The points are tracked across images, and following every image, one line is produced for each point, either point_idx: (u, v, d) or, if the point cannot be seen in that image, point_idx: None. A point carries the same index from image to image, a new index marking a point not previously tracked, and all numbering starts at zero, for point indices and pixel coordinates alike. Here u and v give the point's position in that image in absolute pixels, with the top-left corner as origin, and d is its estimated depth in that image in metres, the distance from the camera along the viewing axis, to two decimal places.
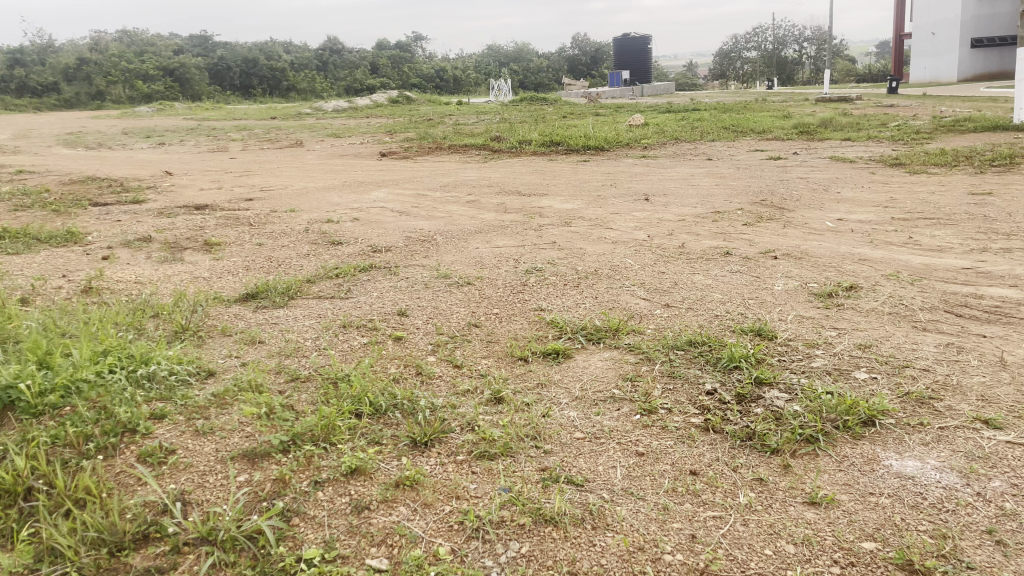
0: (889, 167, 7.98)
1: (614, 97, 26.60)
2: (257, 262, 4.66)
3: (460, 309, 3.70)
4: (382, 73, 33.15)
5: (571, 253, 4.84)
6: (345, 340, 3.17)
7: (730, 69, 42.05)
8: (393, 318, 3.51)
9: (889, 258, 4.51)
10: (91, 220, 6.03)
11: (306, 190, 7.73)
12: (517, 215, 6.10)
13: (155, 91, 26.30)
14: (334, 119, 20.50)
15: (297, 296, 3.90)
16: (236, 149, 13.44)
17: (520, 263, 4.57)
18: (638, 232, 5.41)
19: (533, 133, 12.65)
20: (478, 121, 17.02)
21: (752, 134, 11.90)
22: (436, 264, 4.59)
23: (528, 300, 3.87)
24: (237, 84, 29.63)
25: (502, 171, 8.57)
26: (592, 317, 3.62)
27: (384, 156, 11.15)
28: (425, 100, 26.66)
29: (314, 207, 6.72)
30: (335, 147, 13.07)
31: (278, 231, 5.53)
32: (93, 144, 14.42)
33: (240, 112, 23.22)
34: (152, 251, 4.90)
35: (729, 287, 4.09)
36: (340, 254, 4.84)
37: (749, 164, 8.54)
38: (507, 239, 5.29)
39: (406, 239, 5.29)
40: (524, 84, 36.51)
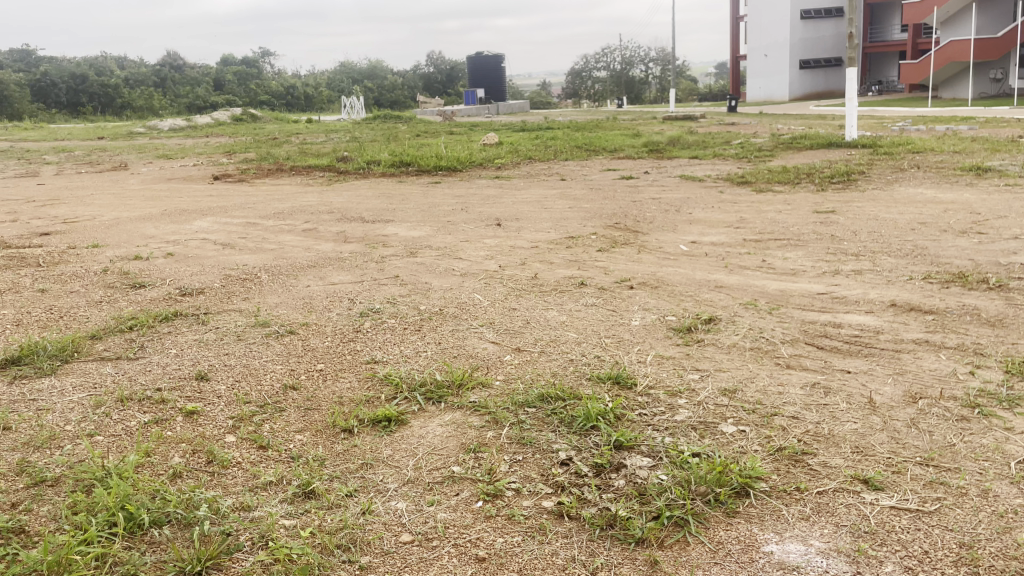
0: (736, 185, 8.05)
1: (470, 115, 26.53)
2: (31, 314, 3.88)
3: (277, 368, 3.13)
4: (228, 89, 31.45)
5: (414, 289, 4.37)
6: (119, 421, 2.55)
7: (582, 88, 43.15)
8: (189, 385, 2.90)
9: (745, 284, 4.34)
10: None
11: (119, 222, 6.84)
12: (357, 245, 5.57)
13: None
14: (172, 138, 19.11)
15: (70, 358, 3.20)
16: (50, 174, 12.05)
17: (355, 304, 4.05)
18: (489, 261, 5.02)
19: (383, 152, 12.10)
20: (328, 140, 16.24)
21: (604, 152, 11.90)
22: (256, 310, 3.98)
23: (359, 351, 3.35)
24: (64, 101, 27.27)
25: (346, 195, 7.99)
26: (432, 369, 3.15)
27: (218, 179, 10.27)
28: (274, 118, 25.41)
29: (123, 243, 5.90)
30: (165, 170, 11.97)
31: (69, 274, 4.72)
32: None
33: (65, 132, 21.28)
34: None
35: (583, 324, 3.75)
36: (140, 302, 4.13)
37: (602, 185, 8.40)
38: (344, 274, 4.75)
39: (224, 278, 4.64)
40: (380, 102, 35.78)
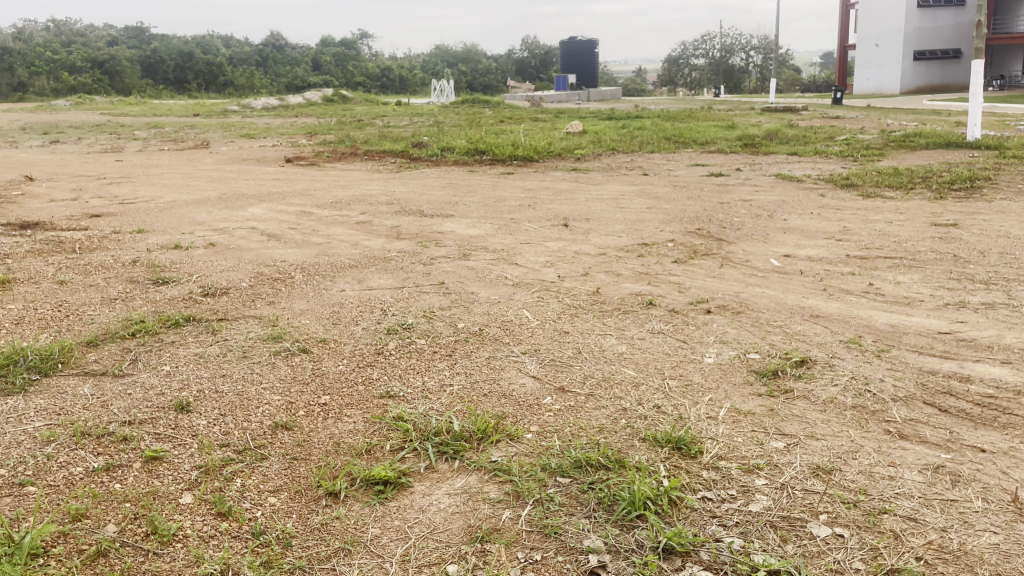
0: (839, 187, 7.20)
1: (560, 101, 25.89)
2: (37, 311, 3.54)
3: (273, 399, 2.65)
4: (324, 70, 31.70)
5: (457, 300, 3.85)
6: (63, 463, 2.10)
7: (679, 75, 41.79)
8: (164, 418, 2.45)
9: (847, 315, 3.63)
10: None
11: (174, 206, 6.58)
12: (408, 244, 5.09)
13: (82, 83, 24.49)
14: (262, 118, 19.20)
15: (49, 371, 2.80)
16: (134, 151, 12.09)
17: (385, 316, 3.55)
18: (547, 269, 4.46)
19: (460, 138, 11.63)
20: (411, 124, 15.95)
21: (694, 145, 11.11)
22: (276, 318, 3.53)
23: (374, 381, 2.85)
24: (171, 78, 27.93)
25: (412, 185, 7.53)
26: (453, 410, 2.61)
27: (290, 162, 10.01)
28: (364, 99, 25.40)
29: (169, 229, 5.59)
30: (243, 150, 11.83)
31: (96, 263, 4.39)
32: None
33: (165, 108, 21.71)
34: None
35: (646, 356, 3.15)
36: (156, 301, 3.74)
37: (687, 182, 7.70)
38: (384, 277, 4.28)
39: (255, 275, 4.22)
40: (472, 86, 35.49)
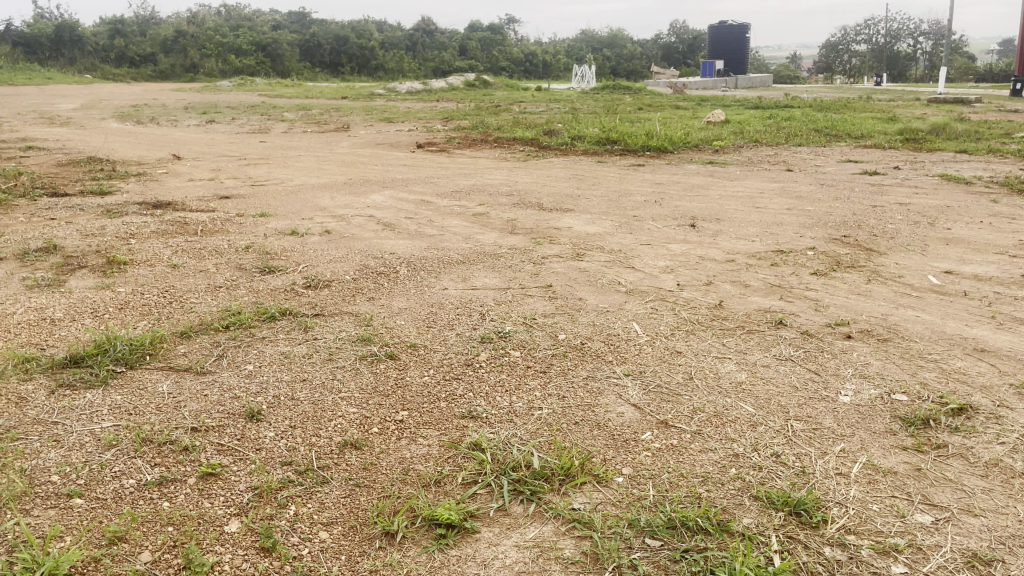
0: (1017, 193, 6.33)
1: (706, 88, 24.86)
2: (144, 296, 3.55)
3: (348, 412, 2.46)
4: (470, 55, 31.98)
5: (563, 306, 3.57)
6: (117, 474, 1.99)
7: (837, 62, 39.33)
8: (232, 426, 2.31)
9: (1020, 351, 3.06)
10: (16, 219, 5.08)
11: (301, 190, 6.64)
12: (522, 240, 4.84)
13: (246, 65, 25.74)
14: (405, 101, 19.51)
15: (135, 364, 2.75)
16: (279, 132, 12.49)
17: (483, 321, 3.32)
18: (667, 275, 4.08)
19: (594, 127, 11.26)
20: (548, 110, 15.68)
21: (847, 139, 10.22)
22: (371, 317, 3.38)
23: (458, 397, 2.61)
24: (327, 61, 28.93)
25: (536, 175, 7.28)
26: (538, 441, 2.34)
27: (421, 148, 10.00)
28: (506, 84, 25.35)
29: (291, 214, 5.61)
30: (379, 134, 11.97)
31: (211, 246, 4.41)
32: (147, 120, 13.85)
33: (317, 90, 22.48)
34: (37, 271, 3.88)
35: (768, 388, 2.75)
36: (257, 291, 3.68)
37: (835, 180, 7.02)
38: (491, 277, 4.05)
39: (360, 268, 4.10)
40: (615, 71, 34.79)
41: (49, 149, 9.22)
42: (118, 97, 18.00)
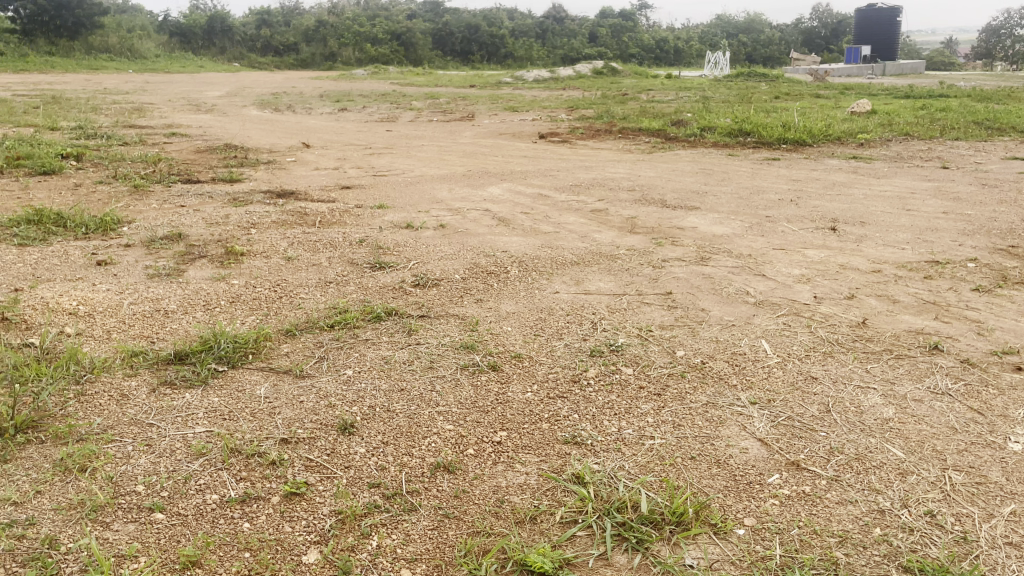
0: None
1: (850, 76, 23.35)
2: (256, 288, 3.54)
3: (444, 429, 2.30)
4: (600, 42, 31.47)
5: (684, 318, 3.28)
6: (201, 487, 1.91)
7: (1001, 47, 36.10)
8: (323, 438, 2.20)
9: None
10: (149, 205, 5.25)
11: (420, 181, 6.60)
12: (642, 240, 4.56)
13: (381, 54, 26.30)
14: (532, 90, 19.36)
15: (237, 363, 2.70)
16: (406, 121, 12.62)
17: (595, 332, 3.09)
18: (801, 285, 3.71)
19: (725, 117, 10.71)
20: (676, 100, 15.13)
21: (1013, 133, 9.23)
22: (477, 321, 3.22)
23: (563, 419, 2.40)
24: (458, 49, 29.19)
25: (661, 169, 6.94)
26: (648, 478, 2.09)
27: (544, 138, 9.80)
28: (636, 72, 24.76)
29: (408, 206, 5.56)
30: (503, 123, 11.88)
31: (325, 238, 4.38)
32: (284, 108, 14.36)
33: (447, 78, 22.71)
34: (160, 259, 3.96)
35: (921, 428, 2.38)
36: (366, 288, 3.60)
37: (999, 180, 6.30)
38: (606, 280, 3.81)
39: (470, 266, 3.96)
40: (751, 58, 33.36)
41: (191, 136, 9.64)
42: (261, 85, 18.82)
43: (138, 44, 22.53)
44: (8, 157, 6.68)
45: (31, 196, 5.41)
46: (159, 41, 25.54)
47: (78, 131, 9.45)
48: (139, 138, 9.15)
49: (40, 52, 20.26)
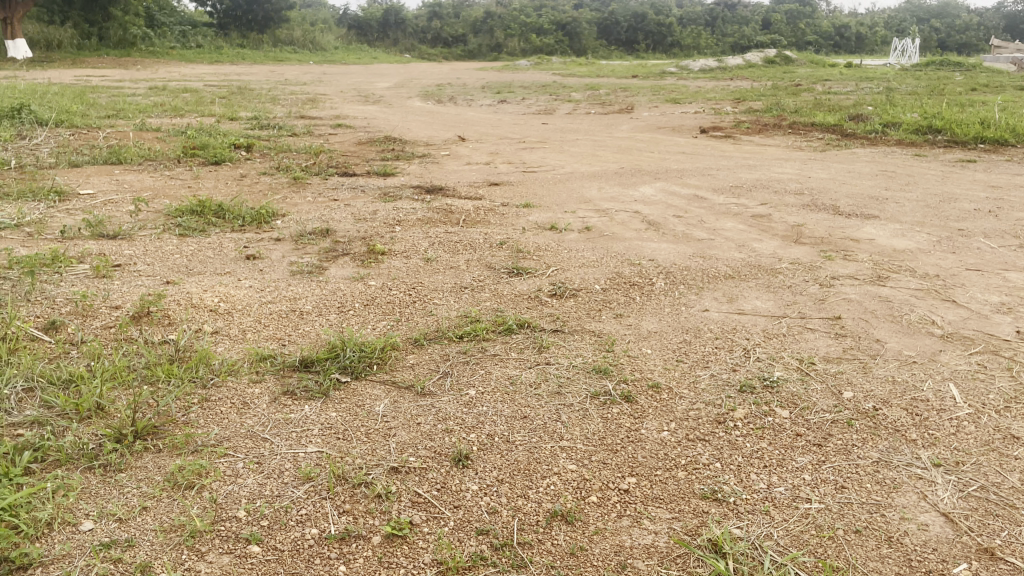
0: None
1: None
2: (392, 290, 3.47)
3: (567, 469, 2.07)
4: (773, 29, 29.84)
5: (853, 350, 2.87)
6: (301, 520, 1.80)
7: None
8: (434, 469, 2.03)
9: None
10: (305, 198, 5.36)
11: (571, 178, 6.39)
12: (808, 253, 4.12)
13: (546, 45, 26.25)
14: (697, 80, 18.61)
15: (361, 373, 2.60)
16: (563, 113, 12.43)
17: (747, 362, 2.75)
18: (1000, 316, 3.18)
19: (912, 112, 9.72)
20: (856, 91, 13.99)
21: None
22: (615, 339, 2.96)
23: (702, 468, 2.11)
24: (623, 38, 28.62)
25: (835, 169, 6.33)
26: (800, 555, 1.78)
27: (705, 133, 9.29)
28: (812, 60, 23.23)
29: (555, 205, 5.36)
30: (663, 116, 11.42)
31: (467, 239, 4.26)
32: (446, 99, 14.58)
33: (609, 68, 22.31)
34: (305, 255, 3.99)
35: None
36: (501, 296, 3.43)
37: None
38: (764, 299, 3.44)
39: (614, 276, 3.70)
40: (944, 45, 30.49)
41: (355, 127, 9.92)
42: (427, 75, 19.28)
43: (319, 37, 23.70)
44: (187, 148, 7.09)
45: (201, 186, 5.69)
46: (338, 33, 26.83)
47: (254, 122, 9.96)
48: (307, 128, 9.52)
49: (233, 44, 21.73)
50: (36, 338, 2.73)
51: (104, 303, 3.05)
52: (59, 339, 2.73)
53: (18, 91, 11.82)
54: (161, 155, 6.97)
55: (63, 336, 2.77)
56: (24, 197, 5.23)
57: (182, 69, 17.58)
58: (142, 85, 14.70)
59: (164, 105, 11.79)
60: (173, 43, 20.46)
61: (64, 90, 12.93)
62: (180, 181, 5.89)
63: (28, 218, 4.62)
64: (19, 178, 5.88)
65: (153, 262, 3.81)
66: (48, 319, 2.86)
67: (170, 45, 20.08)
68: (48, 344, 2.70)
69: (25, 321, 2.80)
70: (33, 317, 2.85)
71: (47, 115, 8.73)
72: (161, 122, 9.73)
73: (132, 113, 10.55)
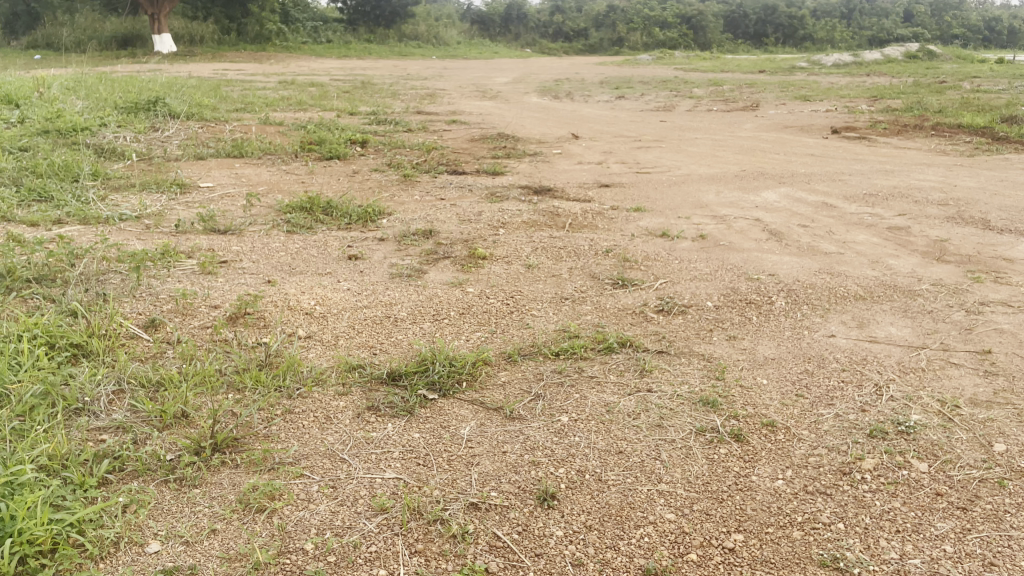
0: None
1: None
2: (490, 298, 3.32)
3: (663, 518, 1.86)
4: (916, 21, 27.93)
5: (1006, 393, 2.50)
6: (369, 559, 1.67)
7: None
8: (517, 508, 1.86)
9: None
10: (412, 196, 5.32)
11: (687, 180, 6.08)
12: (952, 273, 3.69)
13: (670, 39, 25.58)
14: (829, 76, 17.59)
15: (449, 390, 2.46)
16: (683, 110, 11.99)
17: (878, 402, 2.44)
18: None
19: None
20: (1010, 90, 12.81)
21: None
22: (727, 366, 2.70)
23: (821, 528, 1.85)
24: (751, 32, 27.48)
25: (986, 177, 5.73)
26: None
27: (836, 133, 8.70)
28: (959, 55, 21.56)
29: (669, 210, 5.09)
30: (790, 115, 10.80)
31: (572, 246, 4.07)
32: (564, 94, 14.38)
33: (734, 63, 21.49)
34: (406, 257, 3.91)
35: None
36: (604, 309, 3.23)
37: None
38: (899, 325, 3.08)
39: (728, 292, 3.42)
40: None
41: (470, 123, 9.89)
42: (547, 70, 19.13)
43: (442, 32, 24.00)
44: (304, 143, 7.23)
45: (313, 182, 5.75)
46: (460, 28, 27.12)
47: (372, 116, 10.10)
48: (422, 124, 9.56)
49: (360, 39, 22.31)
50: (135, 336, 2.75)
51: (204, 302, 3.05)
52: (156, 339, 2.74)
53: (159, 85, 12.48)
54: (279, 149, 7.13)
55: (161, 336, 2.78)
56: (149, 189, 5.44)
57: (311, 63, 18.17)
58: (272, 79, 15.27)
59: (290, 99, 12.18)
60: (305, 39, 21.22)
61: (201, 83, 13.58)
62: (294, 176, 5.98)
63: (149, 211, 4.78)
64: (148, 170, 6.13)
65: (258, 259, 3.83)
66: (149, 317, 2.88)
67: (301, 40, 20.82)
68: (146, 343, 2.72)
69: (127, 319, 2.83)
70: (135, 314, 2.88)
71: (180, 109, 9.14)
72: (285, 116, 10.02)
73: (260, 107, 10.94)
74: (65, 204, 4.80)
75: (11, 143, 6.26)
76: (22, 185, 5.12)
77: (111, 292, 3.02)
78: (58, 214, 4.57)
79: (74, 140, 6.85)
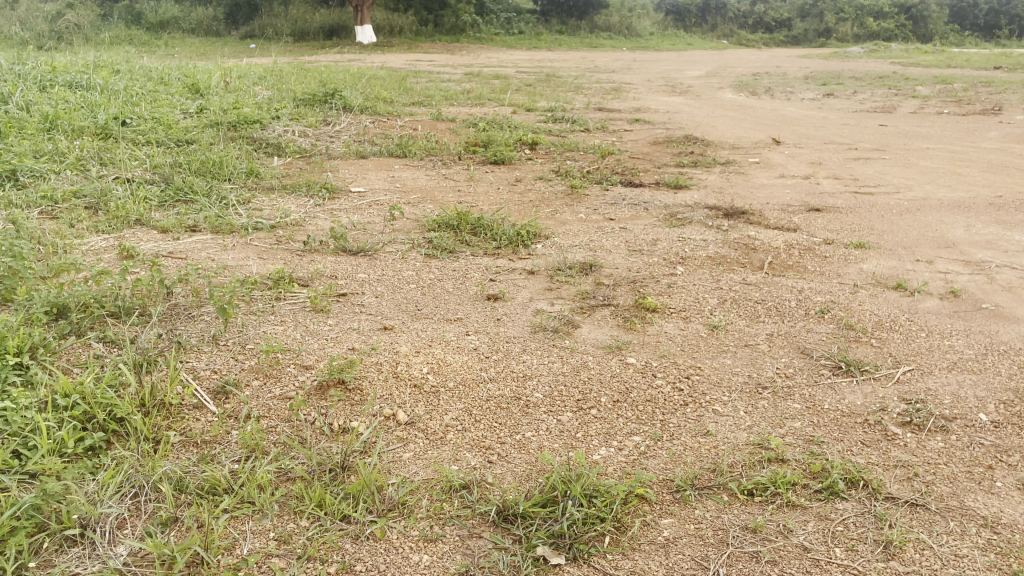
0: None
1: None
2: (656, 378, 2.47)
3: None
4: None
5: None
6: None
7: None
8: None
9: None
10: (577, 214, 4.54)
11: (922, 206, 4.86)
12: None
13: (885, 30, 23.04)
14: None
15: (582, 550, 1.69)
16: (906, 112, 10.34)
17: None
18: None
19: None
20: None
21: None
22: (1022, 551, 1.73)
23: None
24: (982, 23, 23.98)
25: None
26: None
27: None
28: None
29: (901, 248, 3.98)
30: None
31: (772, 299, 3.12)
32: (762, 90, 13.00)
33: (963, 57, 18.83)
34: (556, 301, 3.14)
35: None
36: (819, 411, 2.29)
37: None
38: None
39: (1006, 398, 2.37)
40: None
41: (655, 122, 8.95)
42: (744, 64, 17.65)
43: (636, 23, 22.94)
44: (469, 144, 6.65)
45: (470, 191, 5.13)
46: (655, 17, 25.86)
47: (549, 113, 9.39)
48: (602, 123, 8.74)
49: (552, 31, 21.77)
50: (197, 407, 2.16)
51: (294, 359, 2.44)
52: (221, 413, 2.15)
53: (346, 75, 12.48)
54: (443, 150, 6.59)
55: (227, 408, 2.18)
56: (298, 191, 5.03)
57: (499, 54, 17.82)
58: (458, 70, 15.03)
59: (470, 92, 11.76)
60: (496, 29, 20.97)
61: (387, 74, 13.53)
62: (452, 183, 5.38)
63: (286, 219, 4.32)
64: (304, 169, 5.77)
65: (382, 292, 3.21)
66: (221, 379, 2.29)
67: (492, 32, 20.59)
68: (207, 419, 2.12)
69: (195, 381, 2.26)
70: (207, 372, 2.31)
71: (355, 101, 8.89)
72: (459, 111, 9.56)
73: (437, 100, 10.56)
74: (205, 208, 4.47)
75: (180, 136, 6.12)
76: (171, 183, 4.86)
77: (189, 340, 2.47)
78: (194, 219, 4.22)
79: (242, 133, 6.68)
